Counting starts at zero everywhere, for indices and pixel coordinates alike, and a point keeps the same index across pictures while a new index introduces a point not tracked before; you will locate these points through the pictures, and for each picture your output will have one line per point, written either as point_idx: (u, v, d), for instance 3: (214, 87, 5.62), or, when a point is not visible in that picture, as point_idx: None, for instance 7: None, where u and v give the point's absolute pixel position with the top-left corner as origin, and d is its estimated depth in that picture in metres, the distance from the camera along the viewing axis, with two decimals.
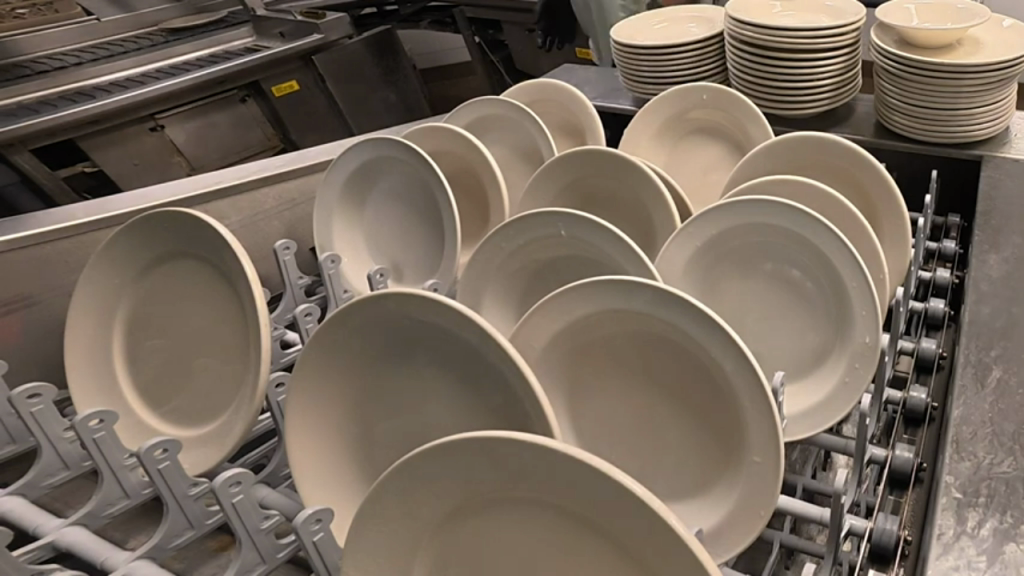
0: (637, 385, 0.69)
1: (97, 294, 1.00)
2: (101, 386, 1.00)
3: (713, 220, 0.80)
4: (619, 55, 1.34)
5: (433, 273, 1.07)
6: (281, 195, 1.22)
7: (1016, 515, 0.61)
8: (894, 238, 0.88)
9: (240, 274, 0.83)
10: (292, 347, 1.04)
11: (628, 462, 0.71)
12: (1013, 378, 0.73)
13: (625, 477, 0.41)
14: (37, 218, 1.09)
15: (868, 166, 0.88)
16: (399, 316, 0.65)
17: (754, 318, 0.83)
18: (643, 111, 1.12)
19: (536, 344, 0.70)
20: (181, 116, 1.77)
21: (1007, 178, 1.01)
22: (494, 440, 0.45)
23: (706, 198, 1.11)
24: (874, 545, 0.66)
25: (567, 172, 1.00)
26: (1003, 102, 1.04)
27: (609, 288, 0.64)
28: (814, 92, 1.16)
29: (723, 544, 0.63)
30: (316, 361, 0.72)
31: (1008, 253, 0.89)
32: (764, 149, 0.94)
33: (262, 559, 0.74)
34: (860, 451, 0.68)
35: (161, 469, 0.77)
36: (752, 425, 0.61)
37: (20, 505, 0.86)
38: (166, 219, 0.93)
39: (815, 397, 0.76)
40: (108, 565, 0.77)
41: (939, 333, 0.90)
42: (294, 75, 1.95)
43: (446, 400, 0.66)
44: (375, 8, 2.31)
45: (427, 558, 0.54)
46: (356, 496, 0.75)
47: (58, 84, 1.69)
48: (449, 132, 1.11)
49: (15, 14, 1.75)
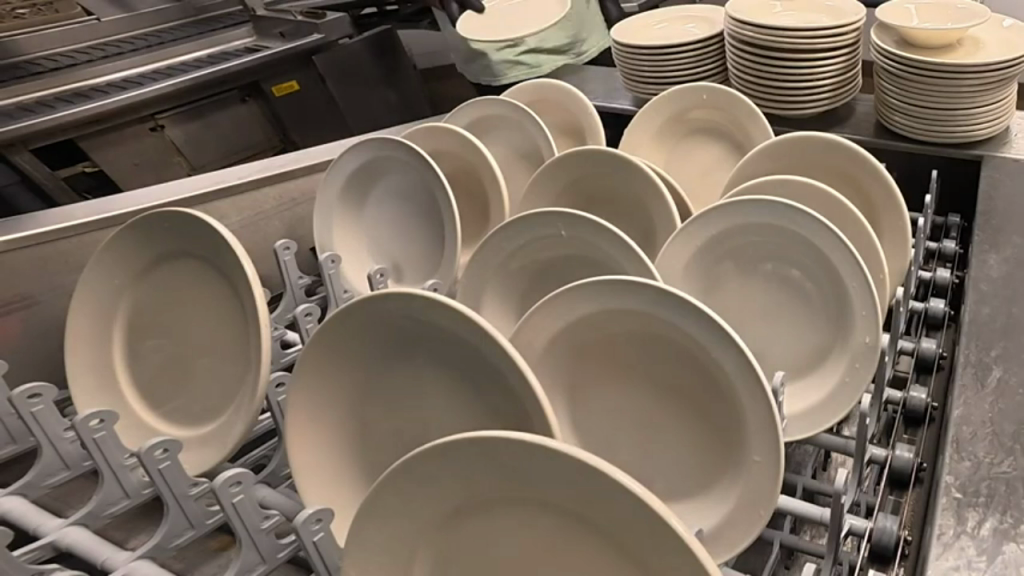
0: (639, 384, 0.69)
1: (97, 294, 0.99)
2: (101, 384, 1.00)
3: (713, 220, 0.80)
4: (619, 55, 1.34)
5: (433, 272, 1.08)
6: (281, 195, 1.22)
7: (1016, 515, 0.61)
8: (894, 238, 0.88)
9: (241, 273, 0.83)
10: (292, 347, 1.04)
11: (628, 462, 0.71)
12: (1013, 378, 0.73)
13: (625, 477, 0.41)
14: (37, 218, 1.09)
15: (869, 166, 0.88)
16: (399, 316, 0.65)
17: (754, 316, 0.83)
18: (642, 113, 1.12)
19: (536, 345, 0.70)
20: (181, 116, 1.77)
21: (1007, 178, 1.01)
22: (492, 442, 0.45)
23: (707, 198, 1.11)
24: (874, 546, 0.66)
25: (568, 172, 1.00)
26: (1002, 102, 1.05)
27: (610, 288, 0.64)
28: (813, 92, 1.16)
29: (723, 545, 0.63)
30: (316, 361, 0.72)
31: (1009, 253, 0.89)
32: (763, 149, 0.94)
33: (262, 559, 0.74)
34: (860, 451, 0.68)
35: (161, 469, 0.78)
36: (752, 425, 0.61)
37: (21, 504, 0.86)
38: (166, 218, 0.93)
39: (814, 397, 0.77)
40: (108, 565, 0.77)
41: (939, 333, 0.91)
42: (294, 75, 1.95)
43: (447, 401, 0.66)
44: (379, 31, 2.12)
45: (427, 558, 0.54)
46: (356, 497, 0.75)
47: (59, 84, 1.70)
48: (449, 131, 1.11)
49: (15, 14, 1.75)
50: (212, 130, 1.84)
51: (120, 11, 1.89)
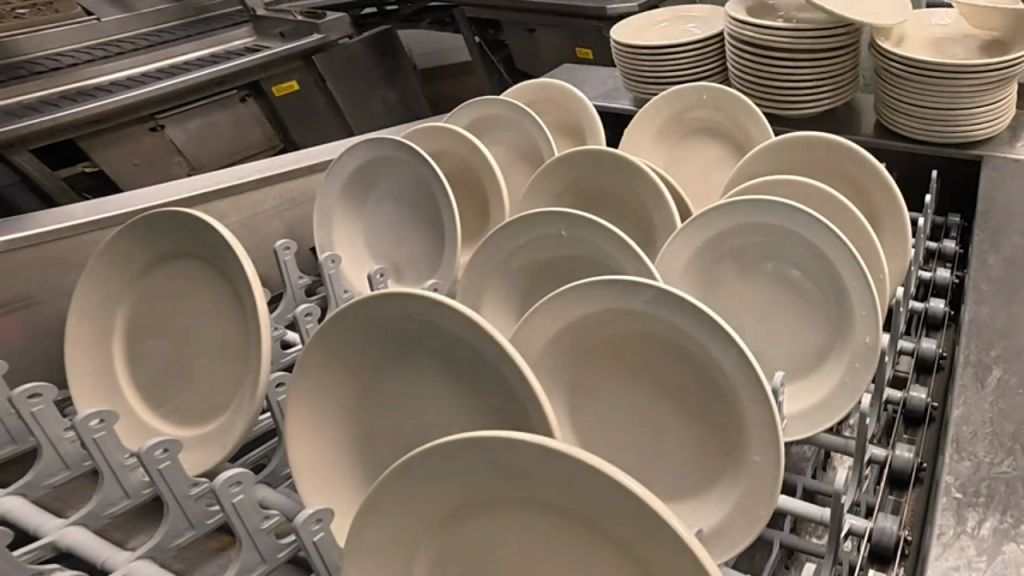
0: (638, 384, 0.69)
1: (97, 294, 0.99)
2: (101, 385, 1.00)
3: (713, 220, 0.80)
4: (619, 55, 1.34)
5: (433, 272, 1.07)
6: (281, 196, 1.22)
7: (1017, 515, 0.61)
8: (894, 238, 0.88)
9: (241, 273, 0.83)
10: (292, 347, 1.04)
11: (628, 463, 0.71)
12: (1013, 378, 0.73)
13: (624, 477, 0.41)
14: (36, 218, 1.09)
15: (869, 166, 0.88)
16: (400, 316, 0.65)
17: (755, 316, 0.83)
18: (643, 112, 1.12)
19: (536, 345, 0.70)
20: (181, 115, 1.77)
21: (1007, 178, 1.01)
22: (491, 441, 0.46)
23: (707, 198, 1.11)
24: (874, 546, 0.66)
25: (568, 172, 1.00)
26: (1002, 102, 1.05)
27: (610, 288, 0.63)
28: (814, 92, 1.16)
29: (723, 545, 0.63)
30: (318, 361, 0.72)
31: (1009, 253, 0.89)
32: (763, 149, 0.94)
33: (262, 559, 0.74)
34: (860, 451, 0.68)
35: (161, 469, 0.78)
36: (752, 426, 0.61)
37: (20, 504, 0.86)
38: (166, 218, 0.93)
39: (816, 396, 0.77)
40: (109, 565, 0.77)
41: (939, 333, 0.90)
42: (294, 75, 1.94)
43: (446, 401, 0.66)
44: (381, 32, 2.12)
45: (427, 557, 0.54)
46: (356, 498, 0.75)
47: (59, 84, 1.70)
48: (449, 131, 1.11)
49: (15, 14, 1.75)
50: (212, 130, 1.84)
51: (120, 11, 1.90)
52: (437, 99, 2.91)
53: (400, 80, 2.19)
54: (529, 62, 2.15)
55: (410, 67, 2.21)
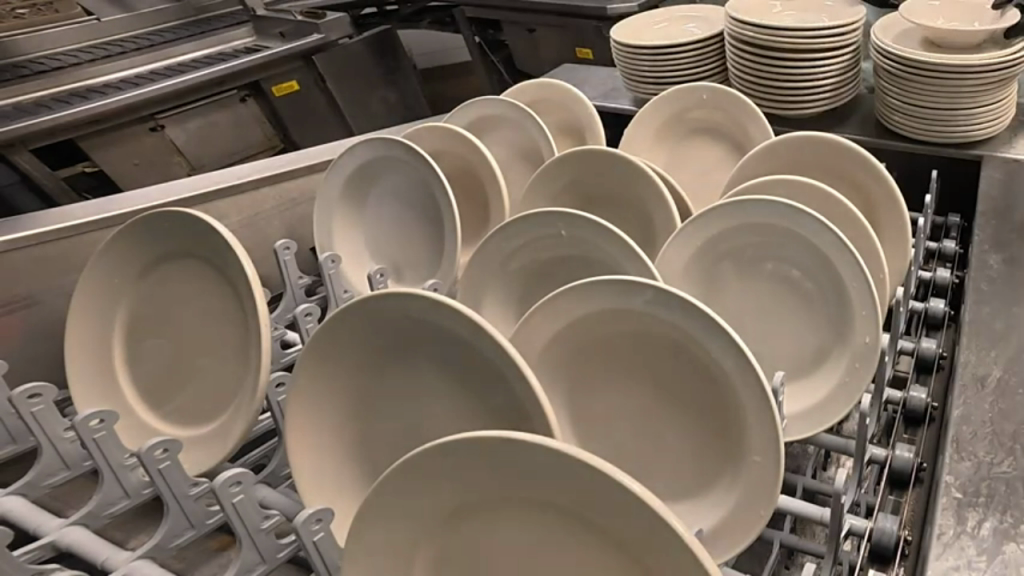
0: (637, 384, 0.69)
1: (96, 294, 0.99)
2: (101, 384, 1.00)
3: (713, 220, 0.80)
4: (619, 55, 1.34)
5: (433, 272, 1.07)
6: (282, 196, 1.22)
7: (1016, 515, 0.61)
8: (895, 238, 0.88)
9: (241, 273, 0.83)
10: (292, 347, 1.04)
11: (627, 462, 0.71)
12: (1013, 378, 0.73)
13: (623, 477, 0.41)
14: (37, 218, 1.09)
15: (870, 166, 0.88)
16: (400, 316, 0.65)
17: (756, 316, 0.83)
18: (643, 112, 1.12)
19: (536, 344, 0.70)
20: (181, 115, 1.77)
21: (1007, 178, 1.01)
22: (491, 442, 0.46)
23: (707, 198, 1.11)
24: (873, 546, 0.66)
25: (568, 172, 1.00)
26: (1001, 102, 1.05)
27: (610, 288, 0.63)
28: (813, 92, 1.16)
29: (723, 545, 0.63)
30: (318, 361, 0.72)
31: (1008, 253, 0.89)
32: (763, 149, 0.94)
33: (262, 559, 0.74)
34: (860, 450, 0.68)
35: (161, 469, 0.78)
36: (752, 425, 0.61)
37: (21, 504, 0.86)
38: (165, 218, 0.93)
39: (816, 397, 0.76)
40: (109, 565, 0.77)
41: (939, 333, 0.90)
42: (294, 75, 1.94)
43: (447, 401, 0.66)
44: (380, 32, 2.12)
45: (426, 557, 0.54)
46: (356, 496, 0.75)
47: (59, 83, 1.70)
48: (449, 131, 1.11)
49: (15, 14, 1.75)
50: (212, 130, 1.84)
51: (120, 11, 1.90)
52: (438, 98, 2.92)
53: (400, 80, 2.18)
54: (529, 62, 2.15)
55: (410, 66, 2.21)
